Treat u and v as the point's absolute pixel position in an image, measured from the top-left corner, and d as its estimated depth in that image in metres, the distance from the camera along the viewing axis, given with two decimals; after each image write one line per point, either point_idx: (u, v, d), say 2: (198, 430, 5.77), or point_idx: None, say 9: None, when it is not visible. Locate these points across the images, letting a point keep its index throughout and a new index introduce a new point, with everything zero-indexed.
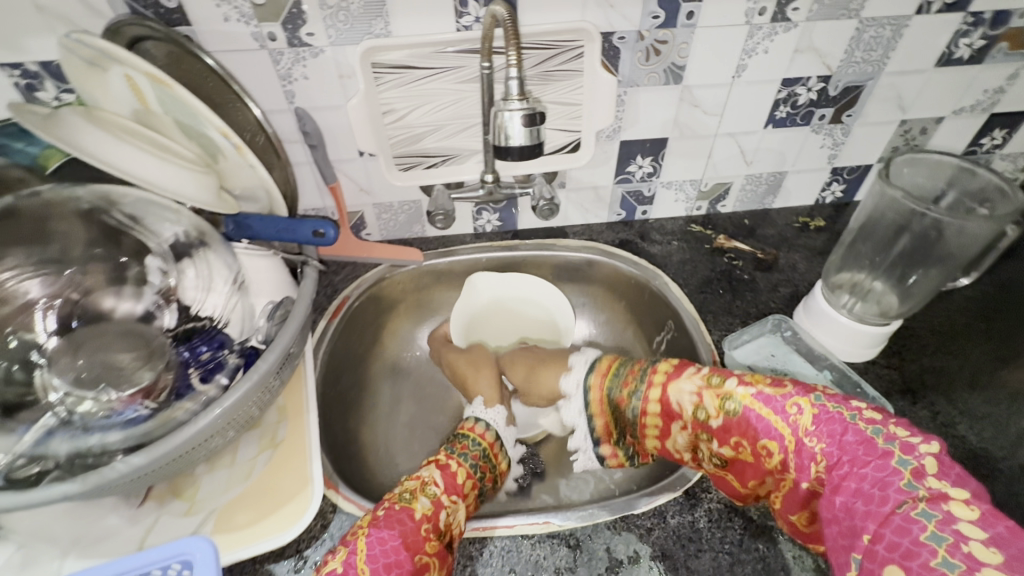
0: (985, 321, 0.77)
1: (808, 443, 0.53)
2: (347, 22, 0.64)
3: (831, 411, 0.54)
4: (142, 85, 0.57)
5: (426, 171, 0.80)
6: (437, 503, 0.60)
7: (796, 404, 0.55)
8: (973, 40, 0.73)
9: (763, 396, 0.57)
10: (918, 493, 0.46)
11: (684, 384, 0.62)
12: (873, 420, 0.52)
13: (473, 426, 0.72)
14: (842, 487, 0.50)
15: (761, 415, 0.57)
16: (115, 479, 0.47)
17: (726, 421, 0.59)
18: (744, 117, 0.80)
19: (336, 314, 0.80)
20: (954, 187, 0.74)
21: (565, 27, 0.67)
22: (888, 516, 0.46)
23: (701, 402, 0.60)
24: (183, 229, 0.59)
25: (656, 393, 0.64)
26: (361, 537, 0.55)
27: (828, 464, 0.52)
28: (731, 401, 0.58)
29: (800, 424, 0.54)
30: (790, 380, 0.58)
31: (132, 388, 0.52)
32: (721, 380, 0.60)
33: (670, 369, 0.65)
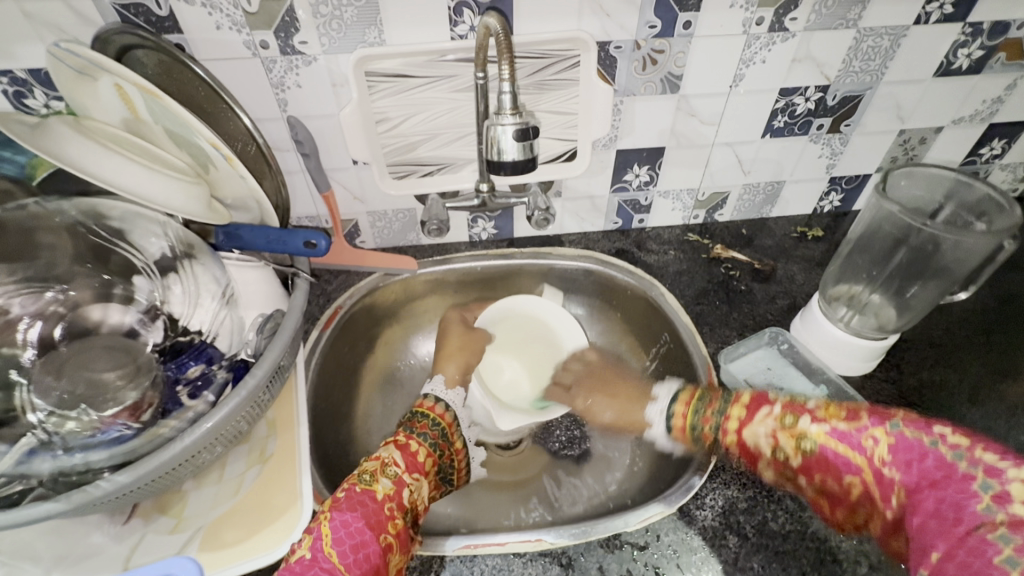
0: (984, 334, 0.77)
1: (888, 474, 0.48)
2: (340, 30, 0.63)
3: (909, 439, 0.47)
4: (132, 94, 0.57)
5: (420, 179, 0.79)
6: (398, 482, 0.62)
7: (871, 435, 0.49)
8: (972, 51, 0.73)
9: (838, 433, 0.51)
10: (997, 517, 0.40)
11: (758, 425, 0.56)
12: (957, 444, 0.45)
13: (432, 405, 0.74)
14: (917, 512, 0.45)
15: (839, 453, 0.51)
16: (100, 498, 0.46)
17: (806, 461, 0.53)
18: (741, 126, 0.79)
19: (328, 324, 0.79)
20: (951, 200, 0.74)
21: (561, 36, 0.66)
22: (962, 538, 0.41)
23: (777, 443, 0.54)
24: (169, 243, 0.60)
25: (731, 434, 0.58)
26: (324, 522, 0.55)
27: (905, 491, 0.46)
28: (807, 441, 0.52)
29: (876, 459, 0.49)
30: (865, 409, 0.51)
31: (116, 407, 0.50)
32: (796, 418, 0.54)
33: (742, 410, 0.57)
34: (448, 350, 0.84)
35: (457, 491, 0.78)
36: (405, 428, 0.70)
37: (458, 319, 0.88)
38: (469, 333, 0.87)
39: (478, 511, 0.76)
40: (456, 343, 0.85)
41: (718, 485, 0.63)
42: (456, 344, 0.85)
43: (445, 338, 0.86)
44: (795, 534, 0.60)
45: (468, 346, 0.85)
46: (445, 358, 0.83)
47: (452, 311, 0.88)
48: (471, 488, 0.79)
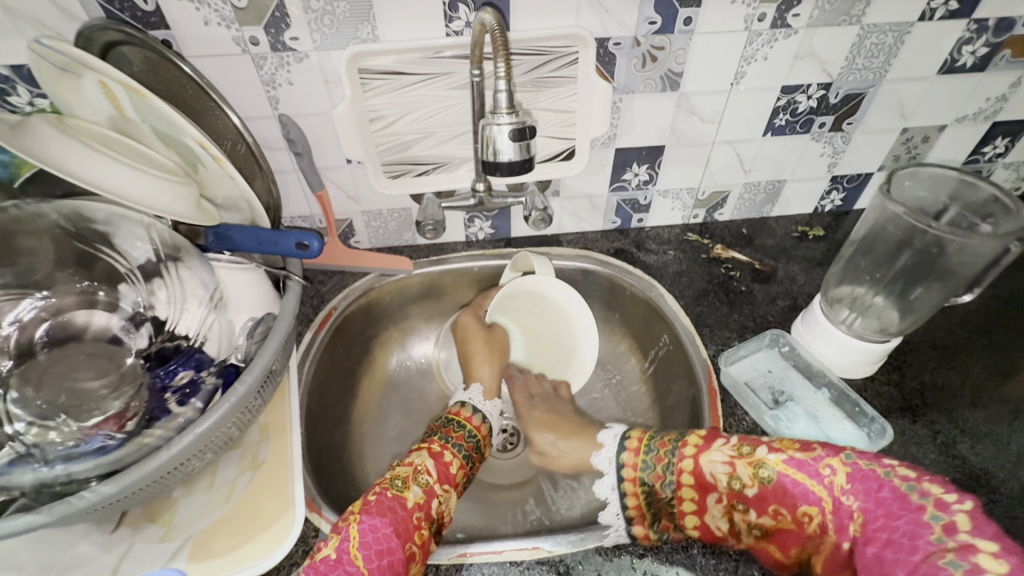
0: (986, 335, 0.76)
1: (845, 503, 0.49)
2: (332, 26, 0.61)
3: (864, 468, 0.50)
4: (117, 93, 0.55)
5: (416, 178, 0.78)
6: (429, 492, 0.61)
7: (828, 464, 0.51)
8: (977, 48, 0.72)
9: (795, 461, 0.53)
10: (948, 544, 0.43)
11: (715, 454, 0.57)
12: (907, 476, 0.48)
13: (470, 415, 0.74)
14: (874, 543, 0.46)
15: (797, 482, 0.52)
16: (85, 509, 0.45)
17: (762, 490, 0.54)
18: (742, 125, 0.78)
19: (322, 326, 0.78)
20: (955, 201, 0.73)
21: (559, 32, 0.65)
22: (918, 565, 0.43)
23: (734, 472, 0.55)
24: (154, 245, 0.57)
25: (688, 463, 0.59)
26: (353, 524, 0.55)
27: (863, 521, 0.48)
28: (765, 469, 0.54)
29: (833, 488, 0.50)
30: (818, 440, 0.54)
31: (100, 416, 0.51)
32: (752, 448, 0.55)
33: (698, 439, 0.59)
34: (476, 355, 0.81)
35: None
36: (438, 436, 0.69)
37: (474, 320, 0.83)
38: (490, 333, 0.84)
39: (475, 516, 0.75)
40: (481, 345, 0.82)
41: None
42: (483, 350, 0.81)
43: (468, 343, 0.82)
44: None
45: (494, 348, 0.83)
46: (474, 367, 0.81)
47: (466, 314, 0.83)
48: (467, 493, 0.78)
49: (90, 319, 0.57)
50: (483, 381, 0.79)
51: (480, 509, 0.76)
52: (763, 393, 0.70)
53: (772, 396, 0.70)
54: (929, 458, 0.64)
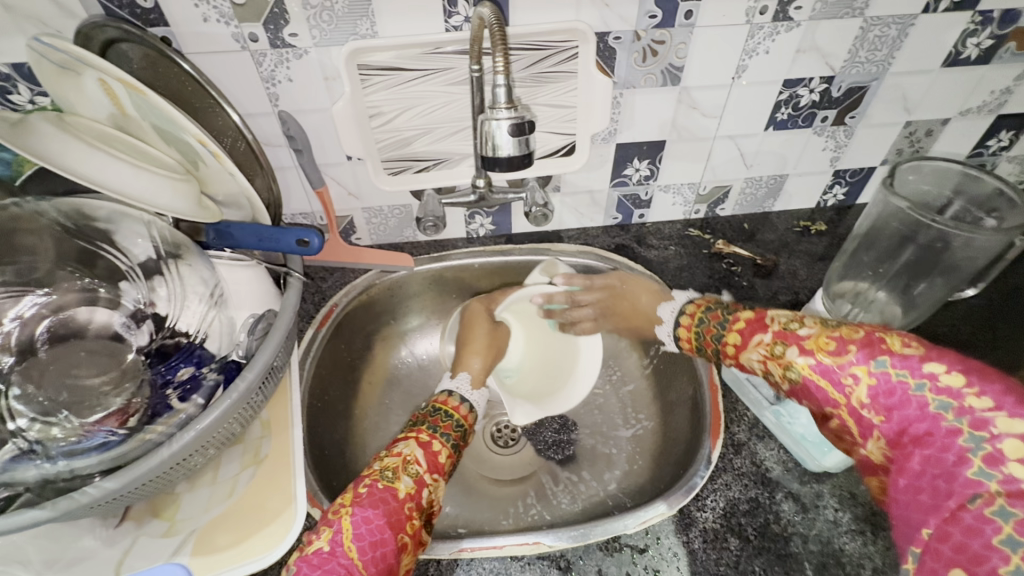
0: (989, 330, 0.76)
1: (868, 416, 0.47)
2: (331, 22, 0.61)
3: (892, 380, 0.46)
4: (118, 90, 0.55)
5: (416, 175, 0.78)
6: (420, 482, 0.62)
7: (852, 372, 0.48)
8: (981, 40, 0.71)
9: (822, 367, 0.49)
10: (992, 487, 0.39)
11: (752, 351, 0.56)
12: (948, 389, 0.43)
13: (457, 405, 0.74)
14: (904, 468, 0.45)
15: (820, 387, 0.50)
16: (87, 504, 0.46)
17: (792, 387, 0.53)
18: (744, 119, 0.77)
19: (324, 322, 0.78)
20: (960, 195, 0.72)
21: (559, 27, 0.64)
22: (955, 513, 0.40)
23: (768, 369, 0.55)
24: (154, 243, 0.58)
25: (728, 352, 0.60)
26: (345, 517, 0.55)
27: (884, 433, 0.47)
28: (792, 371, 0.52)
29: (857, 398, 0.47)
30: (853, 340, 0.49)
31: (103, 412, 0.51)
32: (784, 348, 0.53)
33: (744, 324, 0.58)
34: (474, 346, 0.82)
35: (455, 490, 0.78)
36: (425, 425, 0.69)
37: (478, 315, 0.85)
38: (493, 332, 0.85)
39: (477, 511, 0.75)
40: (480, 339, 0.84)
41: (720, 486, 0.62)
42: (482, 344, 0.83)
43: (471, 335, 0.83)
44: (797, 538, 0.59)
45: (492, 346, 0.84)
46: (471, 355, 0.82)
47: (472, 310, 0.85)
48: (469, 489, 0.78)
49: (89, 315, 0.57)
50: (472, 372, 0.80)
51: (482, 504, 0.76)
52: None
53: None
54: None
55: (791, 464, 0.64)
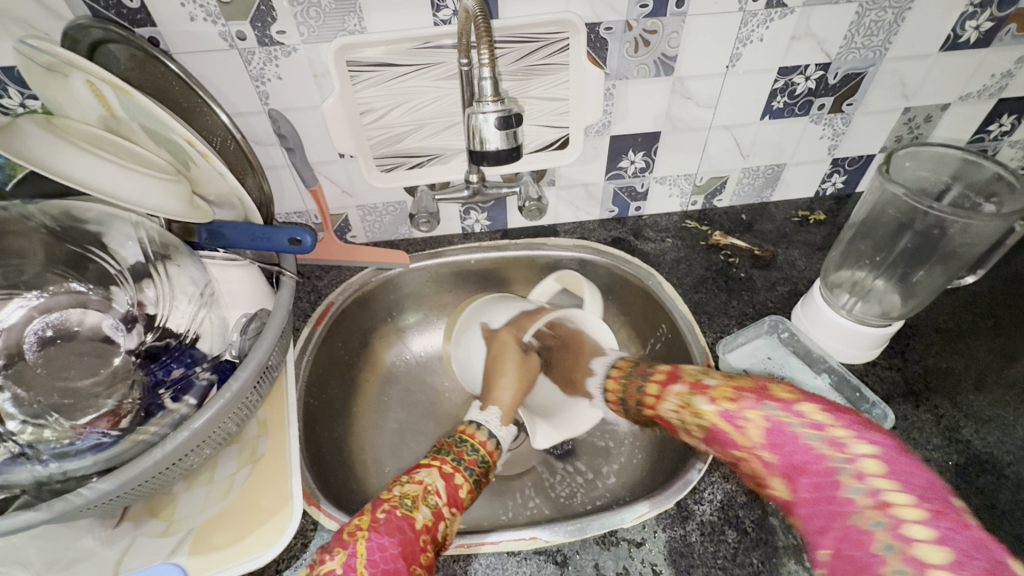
0: (990, 318, 0.75)
1: (766, 455, 0.56)
2: (319, 18, 0.61)
3: (780, 423, 0.56)
4: (106, 92, 0.55)
5: (409, 171, 0.77)
6: (438, 514, 0.61)
7: (748, 418, 0.58)
8: (981, 23, 0.70)
9: (724, 412, 0.60)
10: (864, 501, 0.49)
11: (668, 400, 0.65)
12: (819, 427, 0.55)
13: (483, 440, 0.71)
14: (803, 502, 0.53)
15: (725, 432, 0.59)
16: (82, 505, 0.46)
17: (705, 435, 0.61)
18: (739, 109, 0.77)
19: (320, 320, 0.78)
20: (958, 180, 0.71)
21: (548, 18, 0.64)
22: (843, 530, 0.49)
23: (682, 418, 0.63)
24: (143, 245, 0.58)
25: (648, 406, 0.68)
26: (360, 541, 0.55)
27: (780, 471, 0.56)
28: (703, 419, 0.61)
29: (749, 437, 0.58)
30: (749, 391, 0.60)
31: (94, 414, 0.51)
32: (695, 400, 0.62)
33: (658, 384, 0.68)
34: (505, 377, 0.79)
35: None
36: (450, 455, 0.68)
37: (511, 342, 0.82)
38: (522, 360, 0.82)
39: (476, 507, 0.75)
40: (511, 371, 0.80)
41: (718, 479, 0.62)
42: (512, 374, 0.80)
43: (500, 363, 0.80)
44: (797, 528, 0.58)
45: (524, 376, 0.81)
46: (501, 388, 0.79)
47: (504, 334, 0.82)
48: None
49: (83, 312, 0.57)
50: (502, 405, 0.77)
51: (481, 499, 0.76)
52: None
53: None
54: (932, 443, 0.63)
55: None
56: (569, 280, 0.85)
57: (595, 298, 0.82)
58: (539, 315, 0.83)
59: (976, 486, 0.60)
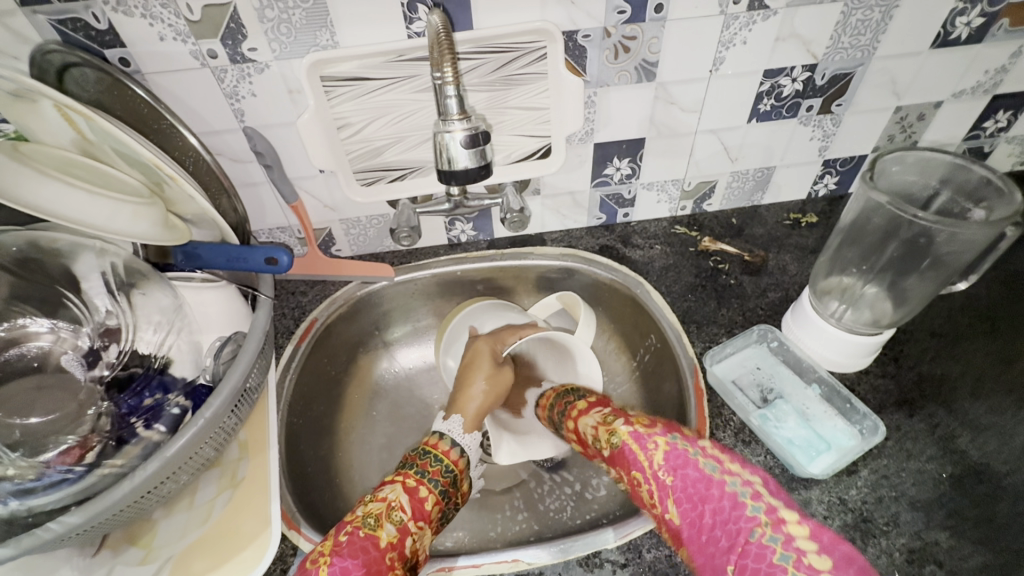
0: (987, 321, 0.73)
1: (662, 476, 0.58)
2: (290, 34, 0.60)
3: (679, 447, 0.60)
4: (76, 118, 0.54)
5: (390, 185, 0.76)
6: (404, 530, 0.60)
7: (655, 441, 0.61)
8: (971, 19, 0.68)
9: (635, 434, 0.63)
10: (762, 519, 0.52)
11: (589, 417, 0.69)
12: (712, 456, 0.58)
13: (448, 449, 0.70)
14: (702, 526, 0.54)
15: (632, 450, 0.62)
16: (51, 540, 0.46)
17: (612, 452, 0.64)
18: (724, 113, 0.75)
19: (304, 337, 0.77)
20: (947, 184, 0.69)
21: (525, 28, 0.63)
22: (745, 546, 0.51)
23: (597, 434, 0.67)
24: (106, 271, 0.59)
25: (571, 420, 0.72)
26: (323, 567, 0.55)
27: (679, 497, 0.56)
28: (615, 437, 0.64)
29: (654, 461, 0.60)
30: (661, 421, 0.64)
31: (61, 448, 0.52)
32: (614, 419, 0.66)
33: (582, 406, 0.72)
34: (475, 386, 0.77)
35: None
36: (412, 469, 0.67)
37: (489, 351, 0.80)
38: (496, 372, 0.80)
39: (465, 523, 0.74)
40: (481, 382, 0.77)
41: None
42: (483, 386, 0.77)
43: (471, 373, 0.78)
44: None
45: (495, 389, 0.78)
46: (469, 396, 0.76)
47: (484, 342, 0.81)
48: None
49: (47, 349, 0.58)
50: (467, 413, 0.74)
51: (469, 515, 0.75)
52: (751, 391, 0.68)
53: (760, 393, 0.68)
54: (926, 454, 0.62)
55: (780, 470, 0.62)
56: (569, 302, 0.83)
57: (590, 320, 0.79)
58: (522, 330, 0.81)
59: (971, 498, 0.59)
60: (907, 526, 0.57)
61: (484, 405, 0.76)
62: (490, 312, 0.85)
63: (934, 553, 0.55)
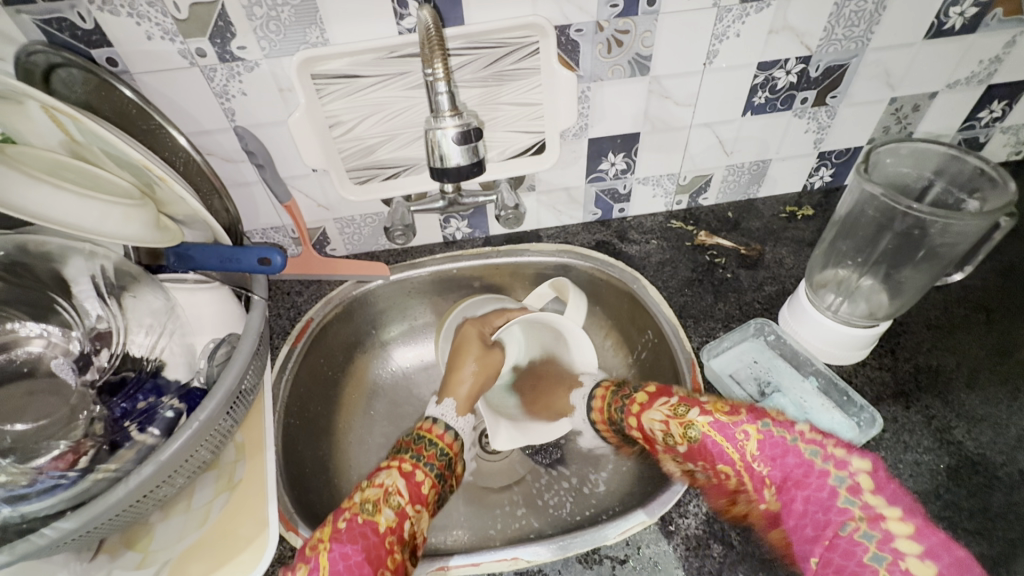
0: (983, 312, 0.73)
1: (757, 466, 0.60)
2: (279, 32, 0.59)
3: (774, 436, 0.60)
4: (64, 119, 0.53)
5: (383, 183, 0.76)
6: (402, 514, 0.61)
7: (745, 432, 0.61)
8: (965, 9, 0.67)
9: (718, 424, 0.62)
10: (859, 514, 0.54)
11: (654, 412, 0.65)
12: (812, 441, 0.59)
13: (442, 433, 0.71)
14: (793, 513, 0.57)
15: (717, 443, 0.61)
16: (46, 546, 0.45)
17: (690, 447, 0.62)
18: (718, 107, 0.75)
19: (300, 337, 0.76)
20: (941, 175, 0.69)
21: (516, 23, 0.62)
22: (834, 540, 0.54)
23: (668, 430, 0.64)
24: (97, 274, 0.58)
25: (633, 417, 0.68)
26: (322, 553, 0.56)
27: (774, 482, 0.59)
28: (694, 430, 0.62)
29: (748, 452, 0.60)
30: (744, 406, 0.63)
31: (51, 454, 0.51)
32: (686, 409, 0.63)
33: (644, 398, 0.68)
34: (464, 369, 0.77)
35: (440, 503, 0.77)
36: (408, 453, 0.68)
37: (476, 333, 0.80)
38: (486, 353, 0.80)
39: (463, 522, 0.74)
40: (470, 365, 0.78)
41: (703, 490, 0.62)
42: (473, 367, 0.78)
43: (462, 356, 0.78)
44: (779, 538, 0.58)
45: (485, 370, 0.79)
46: (459, 380, 0.77)
47: (472, 325, 0.80)
48: (455, 500, 0.77)
49: (37, 354, 0.58)
50: (458, 398, 0.76)
51: (468, 513, 0.75)
52: (748, 384, 0.69)
53: (757, 387, 0.68)
54: (922, 445, 0.62)
55: None
56: (561, 288, 0.81)
57: (579, 307, 0.78)
58: (509, 312, 0.81)
59: (968, 489, 0.59)
60: None
61: (474, 388, 0.77)
62: (487, 301, 0.84)
63: None
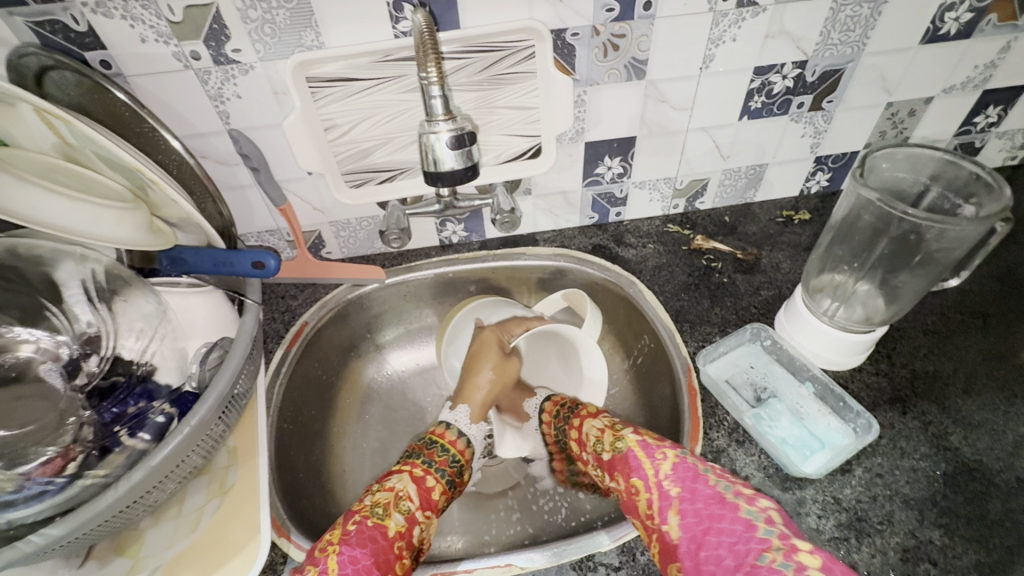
0: (979, 317, 0.73)
1: (667, 484, 0.56)
2: (274, 35, 0.59)
3: (688, 462, 0.57)
4: (57, 122, 0.53)
5: (379, 186, 0.76)
6: (411, 519, 0.61)
7: (664, 451, 0.59)
8: (960, 14, 0.68)
9: (643, 442, 0.61)
10: (773, 543, 0.47)
11: (594, 424, 0.68)
12: (722, 477, 0.55)
13: (454, 439, 0.72)
14: (703, 541, 0.51)
15: (637, 456, 0.60)
16: (32, 553, 0.45)
17: (613, 457, 0.63)
18: (715, 111, 0.74)
19: (294, 340, 0.76)
20: (937, 181, 0.69)
21: (512, 27, 0.62)
22: (754, 568, 0.47)
23: (602, 438, 0.65)
24: (88, 278, 0.58)
25: (575, 427, 0.71)
26: (332, 556, 0.55)
27: (682, 509, 0.54)
28: (621, 441, 0.63)
29: (662, 468, 0.57)
30: (670, 439, 0.62)
31: (38, 460, 0.51)
32: (622, 427, 0.65)
33: (590, 413, 0.71)
34: (481, 377, 0.79)
35: None
36: (421, 458, 0.68)
37: (494, 341, 0.81)
38: (503, 362, 0.82)
39: (457, 527, 0.74)
40: (488, 372, 0.80)
41: None
42: (489, 376, 0.80)
43: (479, 363, 0.80)
44: None
45: (500, 378, 0.81)
46: (475, 387, 0.78)
47: (490, 331, 0.82)
48: (449, 506, 0.76)
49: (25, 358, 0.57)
50: (472, 404, 0.77)
51: (462, 518, 0.75)
52: (744, 389, 0.68)
53: (754, 392, 0.68)
54: (919, 451, 0.61)
55: (773, 469, 0.61)
56: (575, 299, 0.82)
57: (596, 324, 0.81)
58: (529, 321, 0.82)
59: (965, 495, 0.58)
60: (901, 524, 0.57)
61: (489, 398, 0.79)
62: (500, 306, 0.84)
63: (928, 551, 0.55)
